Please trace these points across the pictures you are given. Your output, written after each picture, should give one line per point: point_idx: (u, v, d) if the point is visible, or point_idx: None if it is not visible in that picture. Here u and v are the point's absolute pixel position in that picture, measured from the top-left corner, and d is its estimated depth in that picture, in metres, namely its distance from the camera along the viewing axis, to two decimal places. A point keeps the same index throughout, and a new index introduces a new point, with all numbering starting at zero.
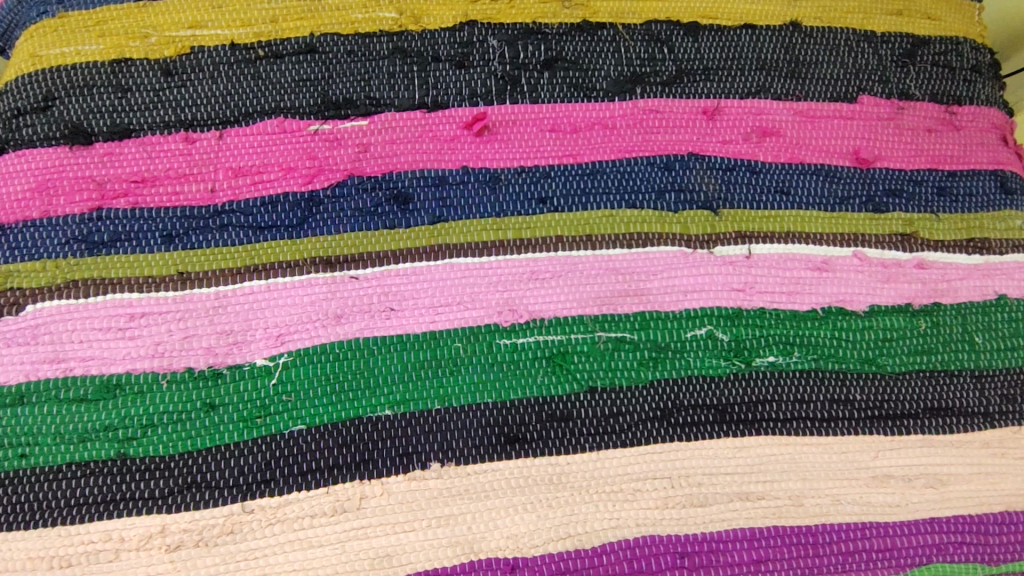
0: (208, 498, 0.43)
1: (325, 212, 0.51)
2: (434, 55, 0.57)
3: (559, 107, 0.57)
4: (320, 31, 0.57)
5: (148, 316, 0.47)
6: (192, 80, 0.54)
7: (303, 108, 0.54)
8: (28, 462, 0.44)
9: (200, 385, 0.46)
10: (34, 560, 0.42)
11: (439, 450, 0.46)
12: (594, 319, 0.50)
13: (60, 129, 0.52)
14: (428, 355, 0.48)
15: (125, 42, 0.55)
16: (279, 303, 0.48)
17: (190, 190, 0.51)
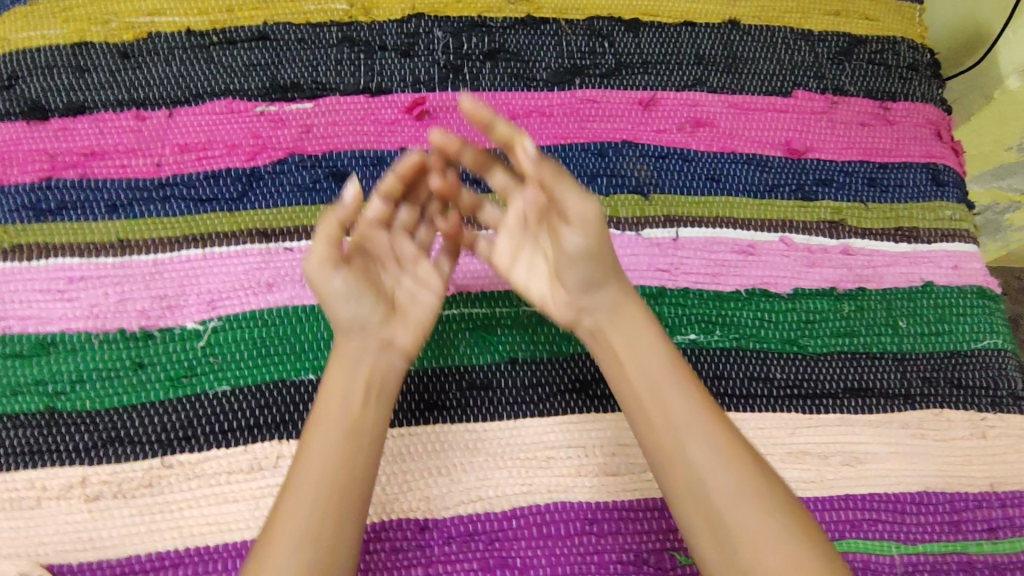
0: (129, 453, 0.45)
1: (264, 187, 0.53)
2: (380, 45, 0.60)
3: (499, 95, 0.59)
4: (274, 20, 0.60)
5: (86, 279, 0.49)
6: (147, 63, 0.57)
7: (251, 91, 0.57)
8: None
9: (131, 345, 0.48)
10: None
11: None
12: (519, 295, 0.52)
13: (20, 106, 0.55)
14: None
15: (87, 27, 0.58)
16: (213, 270, 0.50)
17: (137, 164, 0.53)
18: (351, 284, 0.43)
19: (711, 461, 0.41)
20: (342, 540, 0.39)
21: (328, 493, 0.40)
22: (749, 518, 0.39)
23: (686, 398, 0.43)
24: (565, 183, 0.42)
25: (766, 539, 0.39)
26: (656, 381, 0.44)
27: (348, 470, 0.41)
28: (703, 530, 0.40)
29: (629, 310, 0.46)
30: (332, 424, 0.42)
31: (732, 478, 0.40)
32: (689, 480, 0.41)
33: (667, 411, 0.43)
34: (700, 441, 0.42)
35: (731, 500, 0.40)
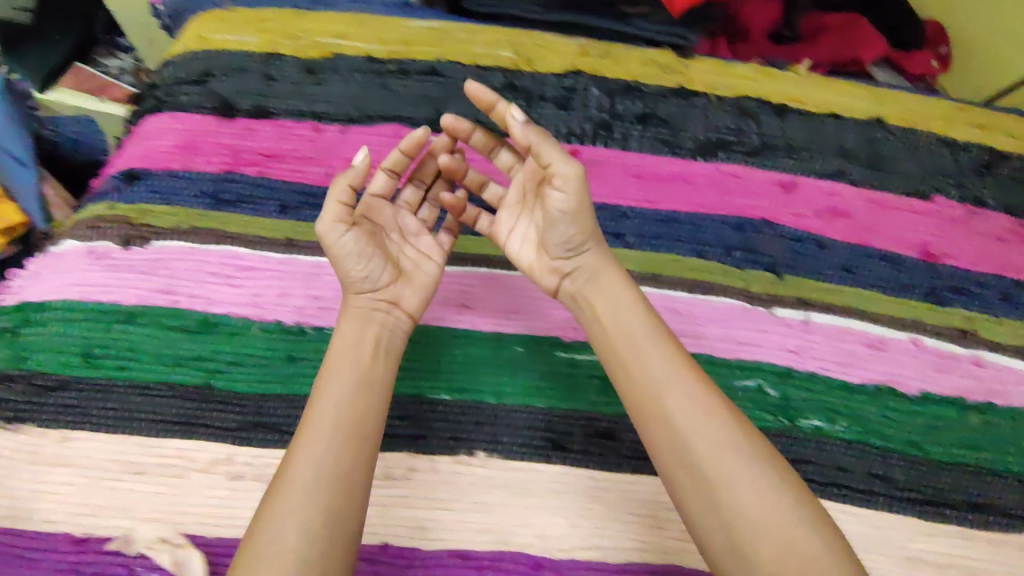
0: (272, 440, 0.47)
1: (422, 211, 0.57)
2: (540, 95, 0.64)
3: (647, 158, 0.61)
4: (445, 58, 0.65)
5: (253, 270, 0.53)
6: (329, 80, 0.62)
7: (419, 120, 0.61)
8: (125, 375, 0.49)
9: (286, 338, 0.50)
10: (110, 461, 0.46)
11: (486, 442, 0.49)
12: None
13: (211, 102, 0.60)
14: (491, 355, 0.52)
15: (279, 39, 0.63)
16: None
17: (309, 171, 0.58)
18: (358, 245, 0.48)
19: (688, 413, 0.43)
20: (359, 474, 0.41)
21: (342, 431, 0.42)
22: (737, 469, 0.40)
23: (664, 362, 0.45)
24: (550, 148, 0.47)
25: (755, 488, 0.40)
26: (637, 346, 0.46)
27: (361, 411, 0.43)
28: (692, 491, 0.41)
29: (613, 273, 0.50)
30: (341, 371, 0.45)
31: (714, 434, 0.42)
32: (672, 438, 0.42)
33: (647, 371, 0.45)
34: (679, 395, 0.43)
35: (716, 453, 0.41)
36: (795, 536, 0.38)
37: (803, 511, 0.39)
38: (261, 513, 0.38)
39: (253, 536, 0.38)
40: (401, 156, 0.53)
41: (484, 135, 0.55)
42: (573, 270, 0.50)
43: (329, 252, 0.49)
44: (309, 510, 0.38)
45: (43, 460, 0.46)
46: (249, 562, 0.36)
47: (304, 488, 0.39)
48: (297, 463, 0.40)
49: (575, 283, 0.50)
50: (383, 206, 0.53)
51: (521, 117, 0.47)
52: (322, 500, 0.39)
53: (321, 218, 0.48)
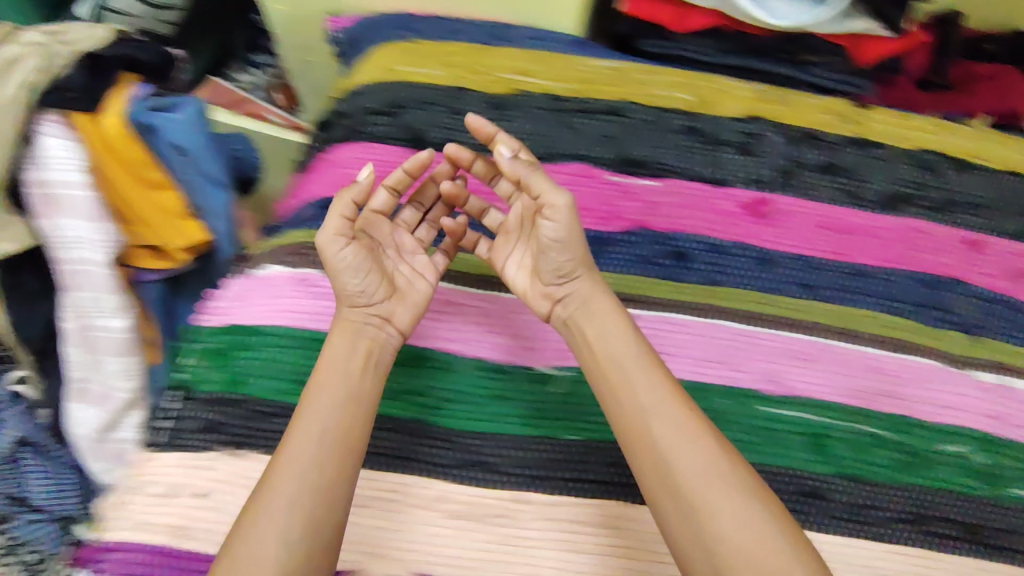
0: (490, 480, 0.48)
1: (612, 252, 0.58)
2: (721, 139, 0.64)
3: (832, 209, 0.61)
4: (625, 98, 0.65)
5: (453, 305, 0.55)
6: (515, 117, 0.63)
7: (603, 161, 0.62)
8: None
9: (492, 377, 0.52)
10: None
11: None
12: (854, 410, 0.53)
13: (404, 134, 0.61)
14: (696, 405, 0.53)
15: (465, 73, 0.64)
16: None
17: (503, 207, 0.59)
18: (353, 259, 0.48)
19: (672, 442, 0.43)
20: (335, 489, 0.43)
21: (322, 445, 0.43)
22: (721, 498, 0.41)
23: (655, 390, 0.45)
24: (541, 179, 0.48)
25: (733, 516, 0.40)
26: (625, 371, 0.46)
27: (349, 427, 0.45)
28: (674, 518, 0.42)
29: (607, 297, 0.50)
30: (328, 385, 0.46)
31: (700, 463, 0.42)
32: (658, 465, 0.43)
33: (635, 399, 0.45)
34: (665, 423, 0.44)
35: (702, 483, 0.41)
36: (776, 565, 0.38)
37: (784, 540, 0.39)
38: (237, 525, 0.40)
39: (232, 545, 0.40)
40: (405, 174, 0.53)
41: (485, 163, 0.55)
42: (563, 293, 0.51)
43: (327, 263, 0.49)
44: (288, 524, 0.40)
45: None
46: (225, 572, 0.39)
47: (284, 503, 0.41)
48: (280, 477, 0.42)
49: (563, 305, 0.51)
50: (382, 221, 0.53)
51: (510, 154, 0.49)
52: (302, 515, 0.41)
53: (321, 230, 0.48)
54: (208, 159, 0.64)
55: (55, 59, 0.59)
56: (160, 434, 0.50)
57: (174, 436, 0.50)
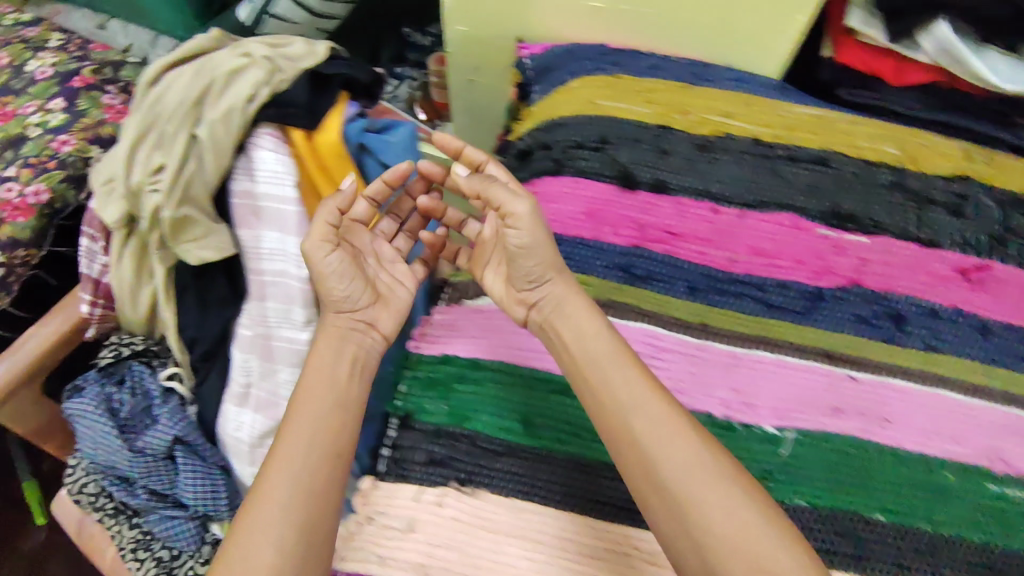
0: None
1: (829, 308, 0.57)
2: (930, 198, 0.62)
3: None
4: (830, 148, 0.64)
5: (673, 353, 0.53)
6: (722, 160, 0.62)
7: (813, 212, 0.61)
8: (566, 448, 0.49)
9: (717, 431, 0.51)
10: (563, 541, 0.45)
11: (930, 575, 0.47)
12: None
13: (612, 171, 0.60)
14: (923, 476, 0.50)
15: (670, 112, 0.63)
16: (786, 379, 0.53)
17: (715, 254, 0.58)
18: (333, 263, 0.53)
19: (651, 434, 0.43)
20: (323, 486, 0.45)
21: (316, 447, 0.46)
22: (704, 488, 0.41)
23: (630, 388, 0.46)
24: (500, 191, 0.51)
25: (719, 503, 0.40)
26: (605, 375, 0.47)
27: (334, 423, 0.47)
28: (660, 511, 0.41)
29: (572, 296, 0.51)
30: (321, 390, 0.49)
31: (681, 455, 0.42)
32: (641, 463, 0.43)
33: (613, 395, 0.46)
34: (646, 418, 0.44)
35: (682, 474, 0.41)
36: (760, 549, 0.38)
37: (768, 523, 0.39)
38: (236, 527, 0.43)
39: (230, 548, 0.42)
40: (382, 185, 0.59)
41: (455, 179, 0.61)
42: (535, 299, 0.53)
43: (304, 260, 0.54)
44: (279, 520, 0.42)
45: (498, 527, 0.45)
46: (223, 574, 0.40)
47: (278, 506, 0.43)
48: (273, 481, 0.44)
49: (537, 311, 0.53)
50: (361, 231, 0.59)
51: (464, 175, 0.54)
52: (289, 515, 0.42)
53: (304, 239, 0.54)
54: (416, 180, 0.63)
55: (278, 74, 0.58)
56: (385, 463, 0.50)
57: (396, 464, 0.49)
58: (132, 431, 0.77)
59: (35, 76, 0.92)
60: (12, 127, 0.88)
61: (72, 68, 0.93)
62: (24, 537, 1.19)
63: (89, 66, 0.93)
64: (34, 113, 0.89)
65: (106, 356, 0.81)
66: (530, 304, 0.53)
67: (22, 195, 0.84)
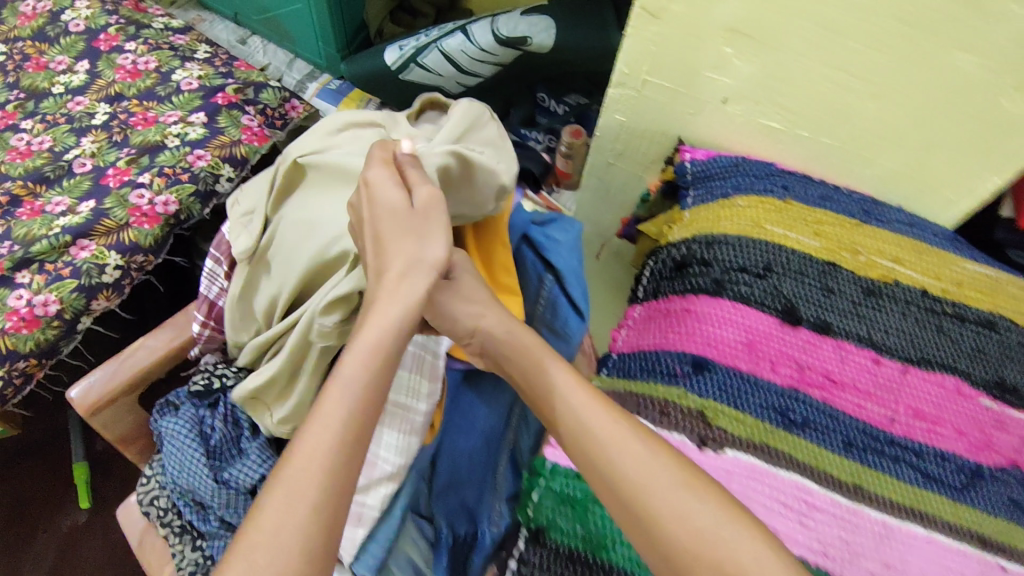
0: None
1: (985, 489, 0.54)
2: None
3: None
4: (998, 312, 0.62)
5: (824, 512, 0.51)
6: (888, 309, 0.60)
7: (978, 379, 0.58)
8: None
9: None
10: None
11: None
12: None
13: (775, 303, 0.58)
14: None
15: (838, 249, 0.62)
16: (935, 560, 0.51)
17: (873, 409, 0.55)
18: (420, 226, 0.56)
19: (617, 458, 0.46)
20: (351, 472, 0.44)
21: (353, 423, 0.45)
22: (663, 499, 0.44)
23: (586, 414, 0.49)
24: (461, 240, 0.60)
25: (682, 515, 0.43)
26: (558, 408, 0.51)
27: (373, 385, 0.48)
28: (630, 528, 0.45)
29: (511, 338, 0.58)
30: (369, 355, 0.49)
31: (634, 470, 0.45)
32: (604, 485, 0.47)
33: (568, 424, 0.50)
34: (602, 442, 0.47)
35: (638, 484, 0.45)
36: (727, 554, 0.41)
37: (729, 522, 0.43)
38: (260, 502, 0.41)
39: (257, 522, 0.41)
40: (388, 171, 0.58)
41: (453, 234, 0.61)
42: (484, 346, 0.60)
43: (368, 181, 0.56)
44: (301, 512, 0.41)
45: None
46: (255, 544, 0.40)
47: (317, 471, 0.42)
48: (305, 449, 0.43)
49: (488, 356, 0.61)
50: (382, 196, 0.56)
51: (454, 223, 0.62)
52: (316, 500, 0.41)
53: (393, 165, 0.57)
54: (574, 289, 0.64)
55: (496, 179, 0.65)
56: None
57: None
58: (219, 460, 0.76)
59: (181, 86, 0.94)
60: (153, 134, 0.90)
61: (216, 84, 0.95)
62: (62, 519, 1.18)
63: (233, 84, 0.95)
64: (175, 123, 0.91)
65: (197, 382, 0.79)
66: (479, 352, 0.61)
67: (151, 203, 0.85)
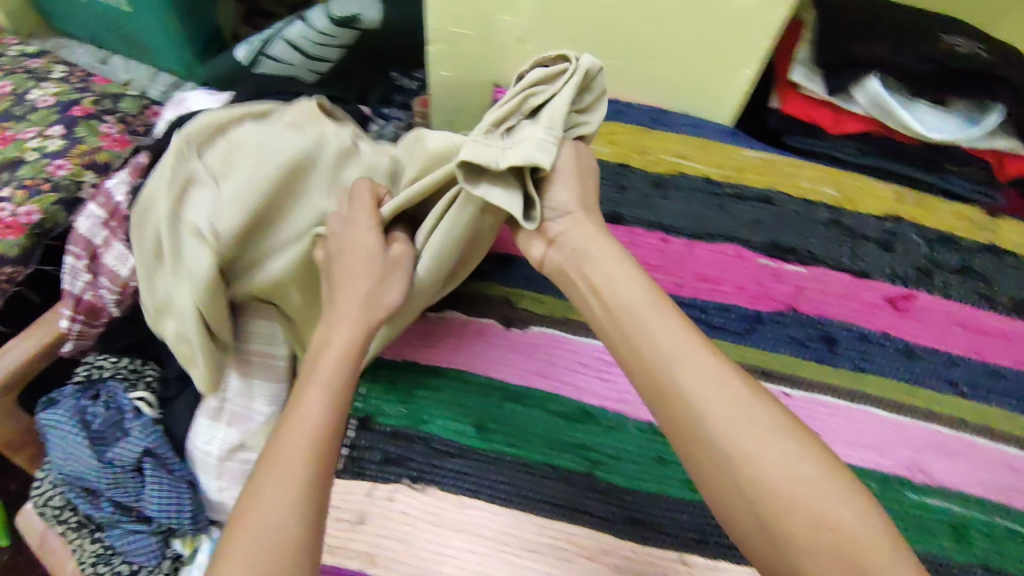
0: (654, 539, 0.51)
1: (765, 331, 0.61)
2: (864, 234, 0.68)
3: (967, 308, 0.65)
4: (775, 188, 0.70)
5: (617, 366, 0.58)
6: (673, 195, 0.68)
7: (755, 243, 0.66)
8: (511, 451, 0.53)
9: (656, 442, 0.55)
10: (505, 535, 0.49)
11: None
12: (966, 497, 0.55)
13: None
14: None
15: (628, 152, 0.70)
16: None
17: (661, 279, 0.63)
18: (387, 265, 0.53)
19: (697, 388, 0.41)
20: (329, 445, 0.44)
21: (328, 418, 0.45)
22: (762, 442, 0.38)
23: (673, 338, 0.43)
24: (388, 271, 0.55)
25: (787, 460, 0.38)
26: (643, 328, 0.45)
27: (341, 385, 0.48)
28: (714, 475, 0.39)
29: (595, 238, 0.51)
30: (333, 357, 0.49)
31: (725, 409, 0.40)
32: (687, 420, 0.41)
33: (654, 347, 0.44)
34: (691, 370, 0.42)
35: (725, 422, 0.39)
36: (827, 507, 0.36)
37: (840, 488, 0.37)
38: (254, 489, 0.41)
39: (245, 517, 0.40)
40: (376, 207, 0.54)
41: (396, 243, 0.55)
42: (557, 234, 0.52)
43: (340, 220, 0.54)
44: (291, 493, 0.41)
45: (443, 522, 0.50)
46: (243, 534, 0.39)
47: (299, 460, 0.43)
48: (283, 446, 0.43)
49: (559, 248, 0.52)
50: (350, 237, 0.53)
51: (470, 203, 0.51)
52: (299, 485, 0.41)
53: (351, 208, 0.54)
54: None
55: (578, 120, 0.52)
56: (343, 460, 0.53)
57: (352, 463, 0.53)
58: (103, 443, 0.78)
59: (36, 105, 0.97)
60: (11, 151, 0.93)
61: (72, 98, 0.98)
62: None
63: (90, 97, 0.99)
64: (33, 138, 0.94)
65: (80, 376, 0.82)
66: (546, 241, 0.53)
67: (12, 215, 0.87)
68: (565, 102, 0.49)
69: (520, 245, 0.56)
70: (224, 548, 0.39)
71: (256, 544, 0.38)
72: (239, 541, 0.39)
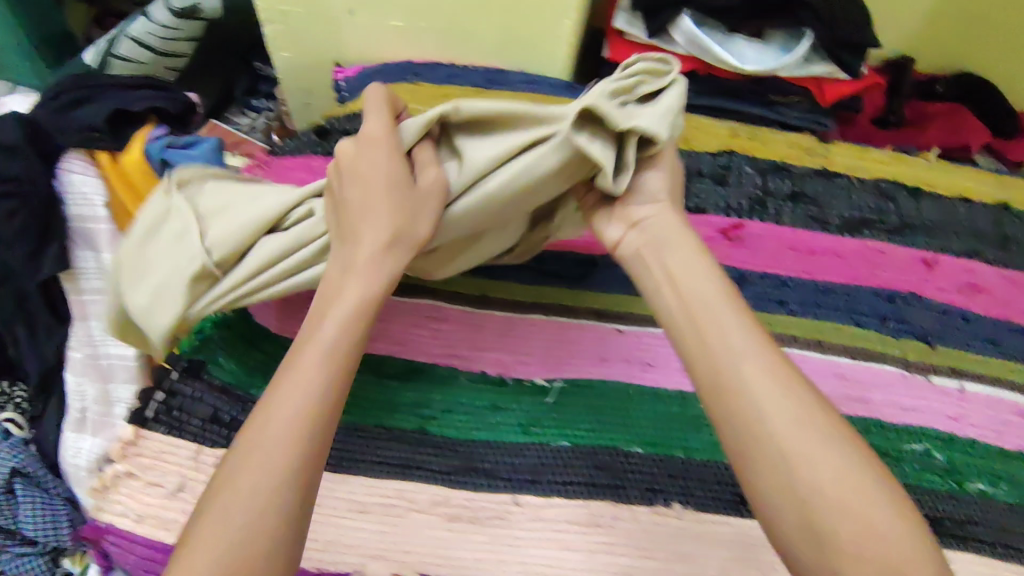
0: (486, 484, 0.52)
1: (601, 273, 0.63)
2: (698, 171, 0.70)
3: (800, 233, 0.68)
4: None
5: (450, 321, 0.59)
6: None
7: None
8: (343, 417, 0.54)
9: (489, 392, 0.56)
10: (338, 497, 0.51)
11: (658, 488, 0.53)
12: None
13: None
14: (677, 412, 0.57)
15: None
16: (544, 334, 0.59)
17: None
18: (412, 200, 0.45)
19: (765, 384, 0.39)
20: (323, 432, 0.39)
21: (322, 398, 0.39)
22: (822, 447, 0.36)
23: (739, 332, 0.41)
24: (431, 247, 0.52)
25: (843, 470, 0.36)
26: (712, 316, 0.42)
27: (342, 357, 0.41)
28: (760, 466, 0.37)
29: (678, 227, 0.47)
30: (335, 323, 0.42)
31: (791, 410, 0.38)
32: (747, 415, 0.38)
33: (726, 340, 0.41)
34: (757, 366, 0.39)
35: (785, 421, 0.37)
36: (866, 520, 0.34)
37: (893, 506, 0.35)
38: (232, 467, 0.37)
39: (214, 500, 0.36)
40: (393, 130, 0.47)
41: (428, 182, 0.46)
42: (640, 221, 0.48)
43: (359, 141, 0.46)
44: (265, 483, 0.36)
45: None
46: (209, 524, 0.35)
47: (283, 444, 0.37)
48: (267, 425, 0.38)
49: (636, 233, 0.48)
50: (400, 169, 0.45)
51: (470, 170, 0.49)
52: (283, 471, 0.37)
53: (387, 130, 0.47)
54: None
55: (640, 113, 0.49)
56: (155, 410, 0.53)
57: (166, 411, 0.53)
58: None
59: None
60: None
61: None
62: None
63: None
64: None
65: None
66: (632, 224, 0.48)
67: None
68: (678, 102, 0.46)
69: (592, 225, 0.51)
70: (192, 530, 0.36)
71: (225, 538, 0.35)
72: (205, 529, 0.35)
